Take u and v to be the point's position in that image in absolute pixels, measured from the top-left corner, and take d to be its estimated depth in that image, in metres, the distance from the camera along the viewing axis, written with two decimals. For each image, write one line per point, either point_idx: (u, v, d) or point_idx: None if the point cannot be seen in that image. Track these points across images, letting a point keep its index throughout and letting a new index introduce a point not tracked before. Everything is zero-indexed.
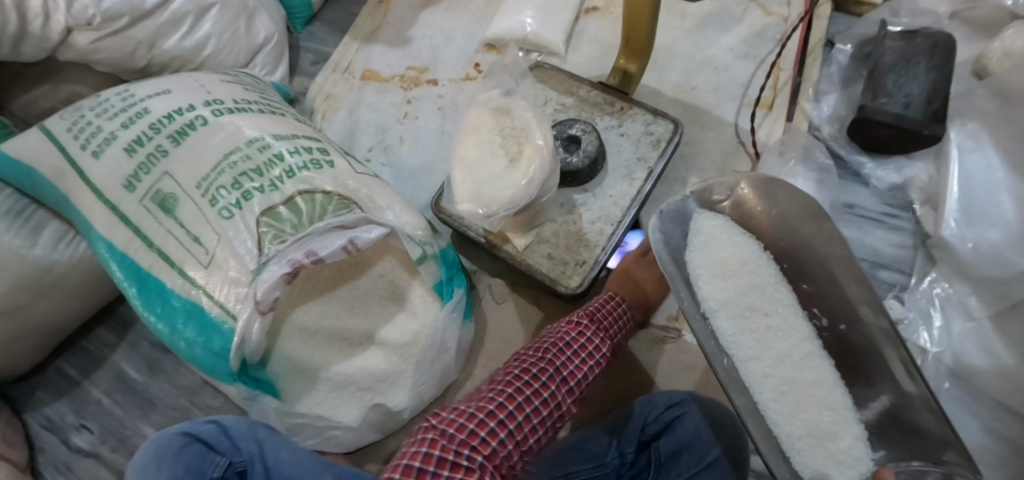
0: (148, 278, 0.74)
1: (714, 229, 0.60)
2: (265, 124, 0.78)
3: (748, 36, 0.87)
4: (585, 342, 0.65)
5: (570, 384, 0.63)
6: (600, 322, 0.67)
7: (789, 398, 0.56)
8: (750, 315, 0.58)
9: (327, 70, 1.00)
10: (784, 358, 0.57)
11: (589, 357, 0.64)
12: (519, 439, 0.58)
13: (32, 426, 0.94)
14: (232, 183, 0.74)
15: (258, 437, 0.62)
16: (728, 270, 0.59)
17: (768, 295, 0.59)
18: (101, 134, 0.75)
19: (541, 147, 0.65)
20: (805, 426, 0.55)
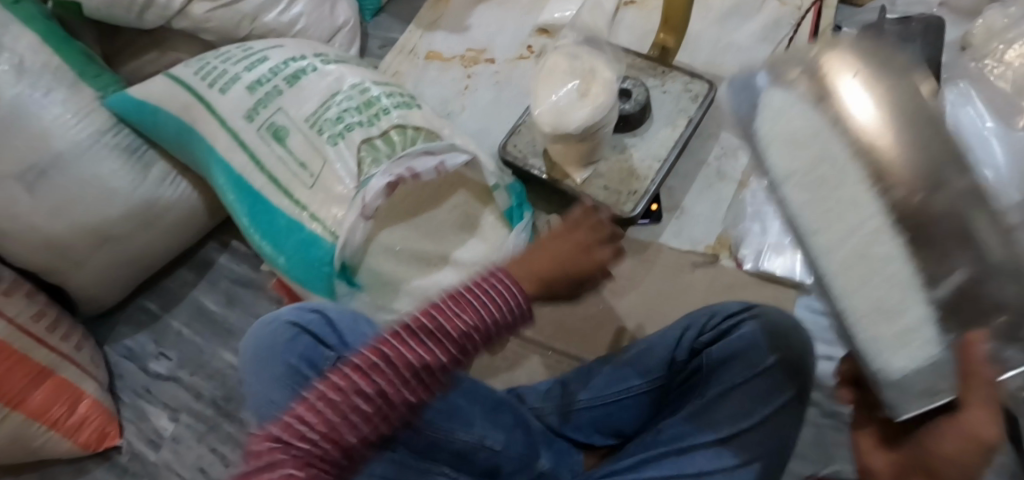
0: (257, 199, 0.86)
1: (781, 102, 0.43)
2: (364, 75, 0.91)
3: (766, 23, 1.02)
4: (436, 330, 0.45)
5: (412, 385, 0.46)
6: (471, 293, 0.47)
7: (853, 275, 0.40)
8: (819, 189, 0.41)
9: (395, 52, 1.15)
10: (851, 233, 0.40)
11: (445, 352, 0.46)
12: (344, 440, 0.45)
13: (113, 356, 1.02)
14: (337, 117, 0.86)
15: (358, 331, 0.72)
16: (800, 139, 0.42)
17: (830, 168, 0.40)
18: (226, 76, 0.88)
19: (607, 83, 0.79)
20: (871, 299, 0.40)
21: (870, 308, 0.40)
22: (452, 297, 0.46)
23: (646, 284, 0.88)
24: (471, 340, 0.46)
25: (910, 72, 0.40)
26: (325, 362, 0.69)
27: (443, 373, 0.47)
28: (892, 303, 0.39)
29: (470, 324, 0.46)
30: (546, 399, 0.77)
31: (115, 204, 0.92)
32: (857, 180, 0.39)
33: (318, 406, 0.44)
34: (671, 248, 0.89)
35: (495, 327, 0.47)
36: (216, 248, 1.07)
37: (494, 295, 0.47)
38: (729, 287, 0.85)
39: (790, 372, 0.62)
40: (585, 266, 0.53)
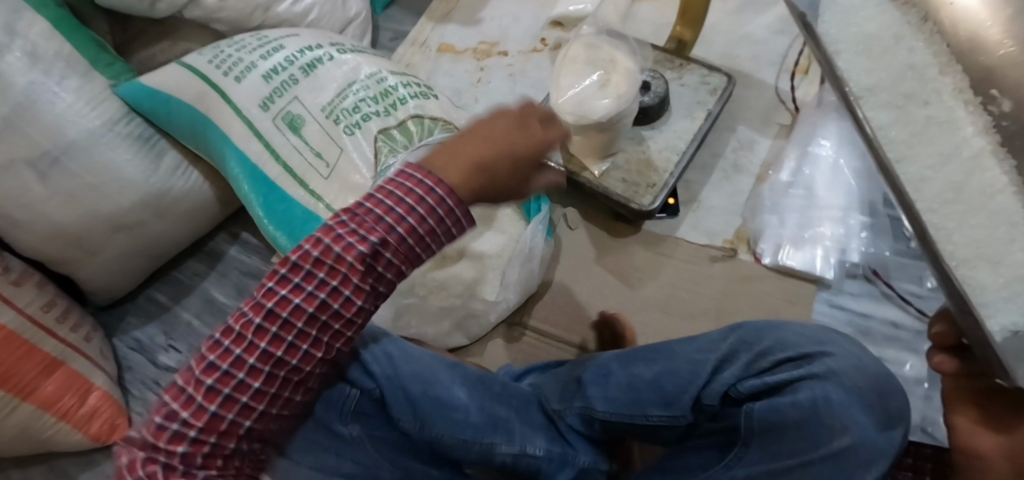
0: (273, 189, 0.85)
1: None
2: (380, 64, 0.90)
3: (782, 16, 1.02)
4: (341, 250, 0.52)
5: (331, 302, 0.53)
6: (372, 213, 0.52)
7: None
8: None
9: (407, 45, 1.14)
10: None
11: (354, 267, 0.52)
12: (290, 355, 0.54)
13: (121, 347, 1.01)
14: (353, 107, 0.85)
15: (385, 357, 0.70)
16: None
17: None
18: (242, 64, 0.87)
19: (628, 73, 0.78)
20: None
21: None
22: (360, 214, 0.52)
23: (662, 277, 0.87)
24: (384, 256, 0.53)
25: None
26: (352, 401, 0.68)
27: (370, 291, 0.54)
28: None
29: (376, 240, 0.52)
30: (563, 401, 0.74)
31: (127, 192, 0.90)
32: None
33: (245, 327, 0.52)
34: (688, 241, 0.88)
35: (407, 240, 0.53)
36: (227, 240, 1.06)
37: (398, 207, 0.52)
38: (746, 280, 0.85)
39: (853, 464, 0.59)
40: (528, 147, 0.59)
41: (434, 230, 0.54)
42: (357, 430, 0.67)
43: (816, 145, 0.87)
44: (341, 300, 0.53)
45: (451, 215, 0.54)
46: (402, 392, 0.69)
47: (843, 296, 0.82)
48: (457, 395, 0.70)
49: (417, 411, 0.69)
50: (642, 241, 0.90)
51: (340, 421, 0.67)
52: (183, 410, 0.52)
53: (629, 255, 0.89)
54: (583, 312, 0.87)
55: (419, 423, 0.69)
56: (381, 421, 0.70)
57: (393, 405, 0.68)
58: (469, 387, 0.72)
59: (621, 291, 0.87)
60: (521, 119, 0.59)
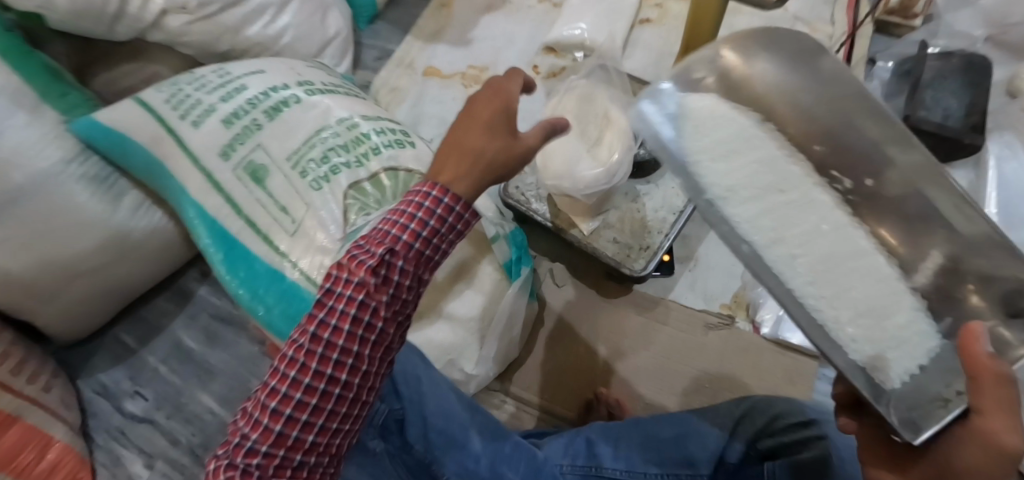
0: (234, 243, 0.79)
1: (703, 111, 0.49)
2: (352, 106, 0.84)
3: None
4: (355, 269, 0.53)
5: (362, 321, 0.53)
6: (397, 227, 0.54)
7: (831, 273, 0.46)
8: (764, 193, 0.47)
9: (392, 66, 1.08)
10: (813, 233, 0.47)
11: (372, 284, 0.53)
12: (348, 378, 0.54)
13: (85, 391, 0.95)
14: (321, 157, 0.79)
15: (413, 383, 0.71)
16: (735, 150, 0.48)
17: (782, 172, 0.47)
18: (201, 106, 0.82)
19: (623, 133, 0.70)
20: (853, 306, 0.46)
21: (853, 314, 0.46)
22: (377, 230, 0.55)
23: (656, 345, 0.82)
24: (398, 265, 0.54)
25: (818, 59, 0.51)
26: (378, 418, 0.70)
27: (393, 303, 0.55)
28: (880, 304, 0.47)
29: (384, 250, 0.53)
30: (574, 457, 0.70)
31: (84, 239, 0.85)
32: (792, 168, 0.48)
33: (293, 352, 0.53)
34: (684, 305, 0.82)
35: (415, 244, 0.54)
36: (196, 278, 1.02)
37: (401, 218, 0.54)
38: (743, 350, 0.79)
39: None
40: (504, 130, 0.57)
41: (440, 228, 0.55)
42: (380, 446, 0.69)
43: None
44: (370, 319, 0.53)
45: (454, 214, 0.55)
46: (421, 422, 0.70)
47: None
48: (470, 441, 0.70)
49: (430, 445, 0.70)
50: (635, 303, 0.84)
51: (366, 434, 0.70)
52: (258, 439, 0.53)
53: (621, 318, 0.84)
54: (570, 381, 0.82)
55: (431, 459, 0.69)
56: (401, 441, 0.70)
57: (411, 429, 0.70)
58: (483, 437, 0.70)
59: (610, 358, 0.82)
60: (476, 99, 0.59)
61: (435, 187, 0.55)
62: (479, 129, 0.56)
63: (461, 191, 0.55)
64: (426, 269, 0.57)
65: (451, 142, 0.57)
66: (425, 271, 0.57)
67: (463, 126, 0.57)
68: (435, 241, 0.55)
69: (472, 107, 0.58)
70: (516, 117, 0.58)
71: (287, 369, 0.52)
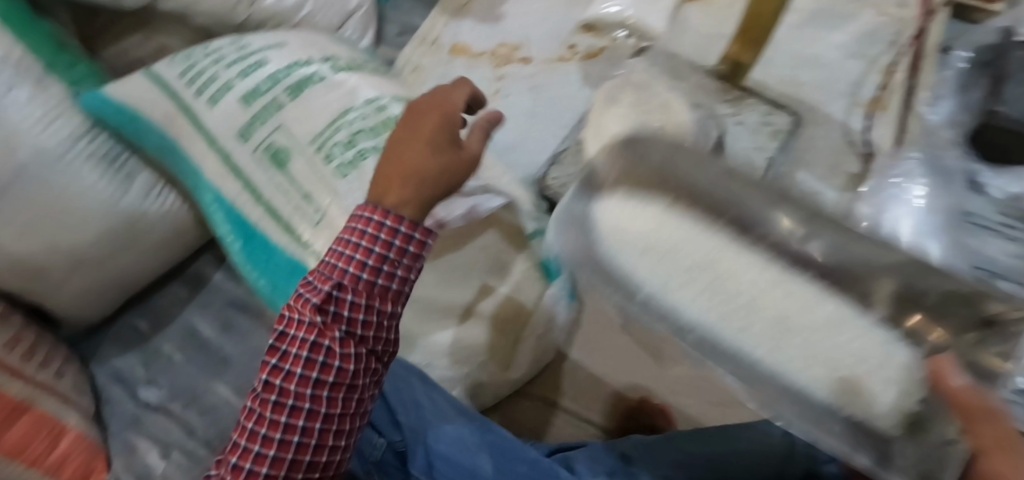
0: (254, 232, 0.74)
1: (617, 215, 0.45)
2: (382, 85, 0.77)
3: (859, 36, 0.84)
4: (305, 309, 0.58)
5: (318, 354, 0.59)
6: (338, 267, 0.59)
7: (814, 353, 0.39)
8: (717, 290, 0.41)
9: (416, 43, 1.02)
10: (782, 322, 0.39)
11: (323, 319, 0.58)
12: (314, 404, 0.59)
13: (98, 377, 0.92)
14: (348, 141, 0.73)
15: (410, 409, 0.70)
16: (662, 251, 0.42)
17: (703, 244, 0.42)
18: (218, 82, 0.75)
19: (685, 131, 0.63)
20: (827, 368, 0.39)
21: (827, 371, 0.39)
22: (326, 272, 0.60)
23: None
24: (346, 299, 0.58)
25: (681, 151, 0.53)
26: (376, 451, 0.71)
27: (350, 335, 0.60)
28: (875, 356, 0.38)
29: (329, 288, 0.58)
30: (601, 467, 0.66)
31: (89, 224, 0.80)
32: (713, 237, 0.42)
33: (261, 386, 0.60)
34: None
35: (362, 277, 0.59)
36: (212, 263, 0.98)
37: (344, 256, 0.59)
38: None
39: None
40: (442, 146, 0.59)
41: (384, 258, 0.59)
42: None
43: (900, 175, 0.75)
44: (323, 352, 0.58)
45: (399, 244, 0.58)
46: (424, 451, 0.68)
47: None
48: (479, 465, 0.66)
49: (434, 472, 0.67)
50: None
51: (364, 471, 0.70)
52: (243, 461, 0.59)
53: None
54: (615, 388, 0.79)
55: None
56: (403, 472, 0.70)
57: (414, 460, 0.68)
58: (492, 458, 0.66)
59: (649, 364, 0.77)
60: (419, 115, 0.61)
61: (377, 212, 0.58)
62: (416, 143, 0.58)
63: (406, 213, 0.58)
64: (387, 300, 0.60)
65: (394, 159, 0.59)
66: (387, 302, 0.61)
67: (405, 145, 0.59)
68: (391, 272, 0.60)
69: (411, 122, 0.60)
70: (457, 131, 0.60)
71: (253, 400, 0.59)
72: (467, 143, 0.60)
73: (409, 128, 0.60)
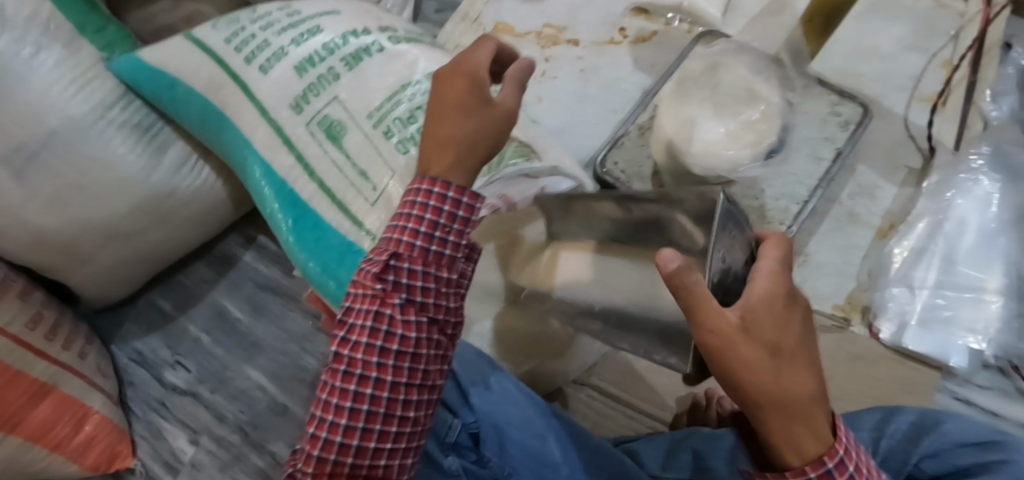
0: (305, 210, 0.71)
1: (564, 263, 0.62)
2: (441, 59, 0.73)
3: (917, 29, 0.84)
4: (366, 280, 0.54)
5: (386, 328, 0.53)
6: (397, 237, 0.54)
7: (632, 292, 0.54)
8: (574, 270, 0.60)
9: (456, 20, 1.00)
10: (611, 276, 0.56)
11: (384, 289, 0.53)
12: (389, 383, 0.54)
13: (120, 358, 0.87)
14: (408, 116, 0.69)
15: (487, 389, 0.67)
16: (565, 269, 0.62)
17: (580, 245, 0.60)
18: (269, 49, 0.71)
19: (775, 116, 0.61)
20: (630, 302, 0.54)
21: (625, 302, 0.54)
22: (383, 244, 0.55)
23: None
24: (405, 267, 0.54)
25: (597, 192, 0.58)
26: (450, 433, 0.65)
27: (413, 306, 0.54)
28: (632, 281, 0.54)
29: (387, 256, 0.54)
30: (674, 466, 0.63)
31: (122, 196, 0.76)
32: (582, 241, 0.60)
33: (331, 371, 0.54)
34: None
35: (418, 243, 0.54)
36: (240, 243, 0.93)
37: (398, 225, 0.54)
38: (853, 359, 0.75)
39: None
40: (481, 108, 0.53)
41: (440, 222, 0.54)
42: (457, 464, 0.62)
43: (969, 170, 0.74)
44: (393, 325, 0.53)
45: (453, 205, 0.53)
46: (497, 436, 0.64)
47: (969, 387, 0.73)
48: (548, 447, 0.64)
49: (507, 455, 0.63)
50: None
51: (440, 452, 0.64)
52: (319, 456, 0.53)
53: None
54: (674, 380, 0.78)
55: (507, 470, 0.62)
56: (477, 455, 0.64)
57: (487, 444, 0.64)
58: (559, 441, 0.65)
59: None
60: (441, 82, 0.55)
61: (432, 181, 0.54)
62: (451, 113, 0.53)
63: (454, 179, 0.53)
64: (444, 269, 0.56)
65: (432, 134, 0.54)
66: (445, 271, 0.56)
67: (435, 117, 0.54)
68: (444, 238, 0.55)
69: (441, 91, 0.55)
70: (487, 88, 0.54)
71: (323, 388, 0.53)
72: (500, 99, 0.54)
73: (439, 96, 0.55)
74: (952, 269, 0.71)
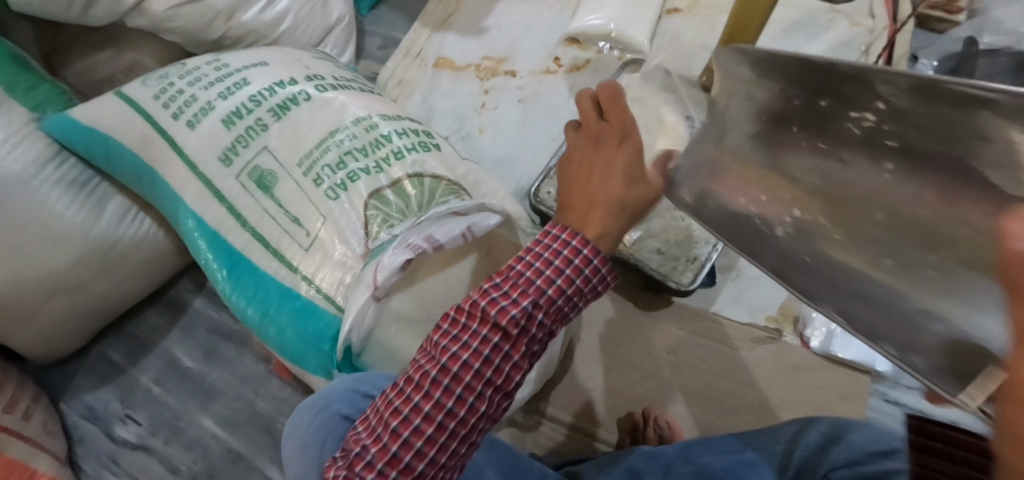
0: (240, 259, 0.71)
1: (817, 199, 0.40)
2: (370, 104, 0.75)
3: (834, 45, 0.88)
4: (496, 315, 0.45)
5: (501, 366, 0.46)
6: (544, 278, 0.46)
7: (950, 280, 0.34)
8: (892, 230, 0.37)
9: (400, 55, 1.02)
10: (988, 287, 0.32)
11: (512, 335, 0.45)
12: (484, 418, 0.47)
13: (70, 415, 0.87)
14: (337, 162, 0.71)
15: None
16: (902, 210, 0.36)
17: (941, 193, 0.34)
18: (196, 104, 0.73)
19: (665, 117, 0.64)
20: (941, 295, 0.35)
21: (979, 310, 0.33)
22: (518, 278, 0.46)
23: (701, 364, 0.80)
24: (537, 319, 0.46)
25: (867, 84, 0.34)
26: None
27: (526, 357, 0.47)
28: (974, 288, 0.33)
29: (529, 301, 0.45)
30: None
31: (63, 252, 0.76)
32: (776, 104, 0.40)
33: (426, 379, 0.46)
34: (727, 317, 0.81)
35: (557, 299, 0.47)
36: (190, 288, 0.94)
37: (539, 262, 0.46)
38: (791, 370, 0.78)
39: None
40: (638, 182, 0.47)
41: (582, 285, 0.47)
42: None
43: None
44: (509, 366, 0.46)
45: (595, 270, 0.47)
46: None
47: (900, 389, 0.76)
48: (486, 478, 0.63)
49: None
50: (679, 319, 0.82)
51: None
52: (380, 460, 0.46)
53: (663, 334, 0.81)
54: (620, 401, 0.79)
55: None
56: None
57: None
58: (499, 473, 0.63)
59: (661, 378, 0.79)
60: (592, 136, 0.50)
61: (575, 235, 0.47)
62: (609, 180, 0.48)
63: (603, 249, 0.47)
64: (561, 327, 0.49)
65: (579, 192, 0.49)
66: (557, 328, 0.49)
67: (583, 174, 0.49)
68: (584, 289, 0.48)
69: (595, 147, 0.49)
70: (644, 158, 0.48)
71: (418, 395, 0.45)
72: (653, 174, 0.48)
73: (599, 151, 0.49)
74: None
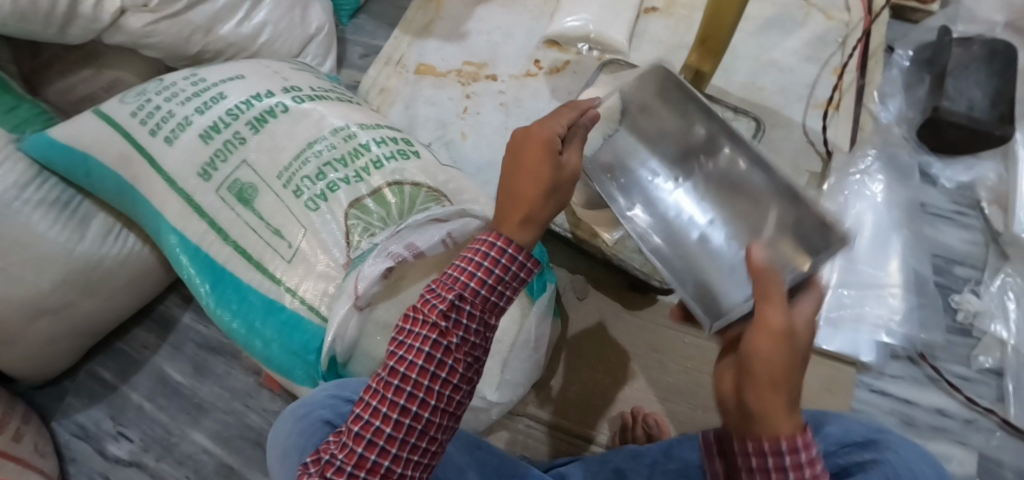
0: (224, 273, 0.71)
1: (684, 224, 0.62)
2: (347, 113, 0.75)
3: (811, 40, 0.90)
4: (428, 312, 0.47)
5: (442, 360, 0.47)
6: (471, 275, 0.48)
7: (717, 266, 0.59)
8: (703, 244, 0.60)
9: (381, 64, 1.02)
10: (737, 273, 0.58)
11: (445, 329, 0.47)
12: (439, 414, 0.48)
13: (62, 434, 0.87)
14: (316, 174, 0.71)
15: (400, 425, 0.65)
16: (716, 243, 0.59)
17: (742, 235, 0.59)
18: (174, 120, 0.73)
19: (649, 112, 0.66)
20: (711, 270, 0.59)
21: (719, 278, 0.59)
22: (446, 278, 0.48)
23: (688, 361, 0.80)
24: (468, 309, 0.48)
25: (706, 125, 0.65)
26: None
27: (467, 350, 0.48)
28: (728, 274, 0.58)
29: (453, 293, 0.47)
30: None
31: (45, 272, 0.75)
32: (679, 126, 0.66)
33: (377, 382, 0.47)
34: None
35: (483, 290, 0.48)
36: (179, 303, 0.94)
37: (465, 264, 0.48)
38: None
39: None
40: (550, 175, 0.50)
41: (507, 274, 0.49)
42: None
43: (861, 171, 0.81)
44: (452, 359, 0.47)
45: (519, 263, 0.49)
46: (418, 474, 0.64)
47: (884, 379, 0.77)
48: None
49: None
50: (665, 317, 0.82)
51: None
52: (347, 464, 0.46)
53: (650, 334, 0.82)
54: (608, 401, 0.79)
55: None
56: None
57: None
58: (481, 474, 0.63)
59: (649, 375, 0.80)
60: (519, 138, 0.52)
61: (497, 235, 0.49)
62: (525, 172, 0.50)
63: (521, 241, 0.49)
64: (498, 317, 0.50)
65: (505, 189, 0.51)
66: (494, 319, 0.50)
67: (509, 170, 0.51)
68: (515, 278, 0.49)
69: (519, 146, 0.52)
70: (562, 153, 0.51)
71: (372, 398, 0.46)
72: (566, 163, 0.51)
73: (524, 144, 0.51)
74: (854, 269, 0.78)
